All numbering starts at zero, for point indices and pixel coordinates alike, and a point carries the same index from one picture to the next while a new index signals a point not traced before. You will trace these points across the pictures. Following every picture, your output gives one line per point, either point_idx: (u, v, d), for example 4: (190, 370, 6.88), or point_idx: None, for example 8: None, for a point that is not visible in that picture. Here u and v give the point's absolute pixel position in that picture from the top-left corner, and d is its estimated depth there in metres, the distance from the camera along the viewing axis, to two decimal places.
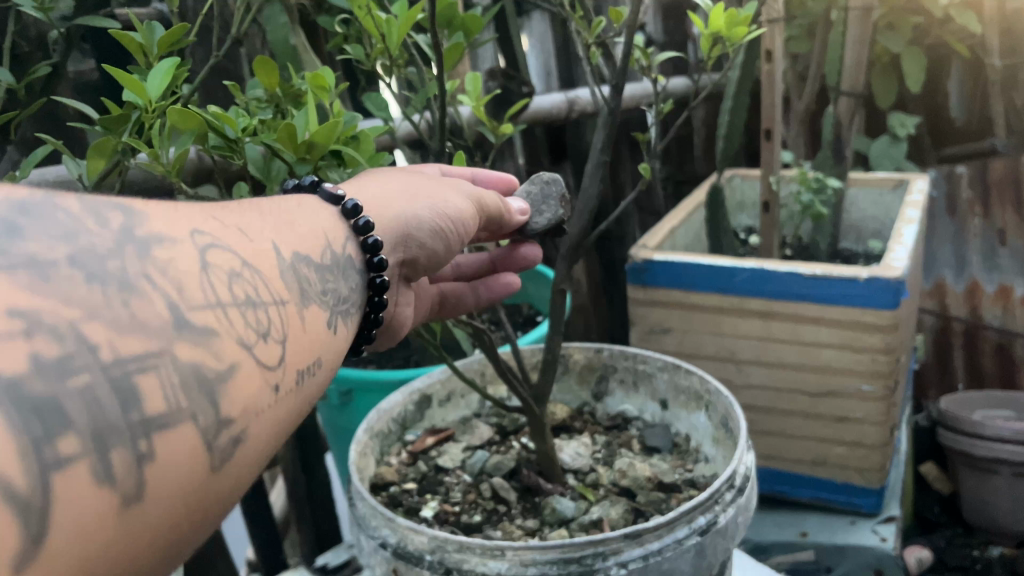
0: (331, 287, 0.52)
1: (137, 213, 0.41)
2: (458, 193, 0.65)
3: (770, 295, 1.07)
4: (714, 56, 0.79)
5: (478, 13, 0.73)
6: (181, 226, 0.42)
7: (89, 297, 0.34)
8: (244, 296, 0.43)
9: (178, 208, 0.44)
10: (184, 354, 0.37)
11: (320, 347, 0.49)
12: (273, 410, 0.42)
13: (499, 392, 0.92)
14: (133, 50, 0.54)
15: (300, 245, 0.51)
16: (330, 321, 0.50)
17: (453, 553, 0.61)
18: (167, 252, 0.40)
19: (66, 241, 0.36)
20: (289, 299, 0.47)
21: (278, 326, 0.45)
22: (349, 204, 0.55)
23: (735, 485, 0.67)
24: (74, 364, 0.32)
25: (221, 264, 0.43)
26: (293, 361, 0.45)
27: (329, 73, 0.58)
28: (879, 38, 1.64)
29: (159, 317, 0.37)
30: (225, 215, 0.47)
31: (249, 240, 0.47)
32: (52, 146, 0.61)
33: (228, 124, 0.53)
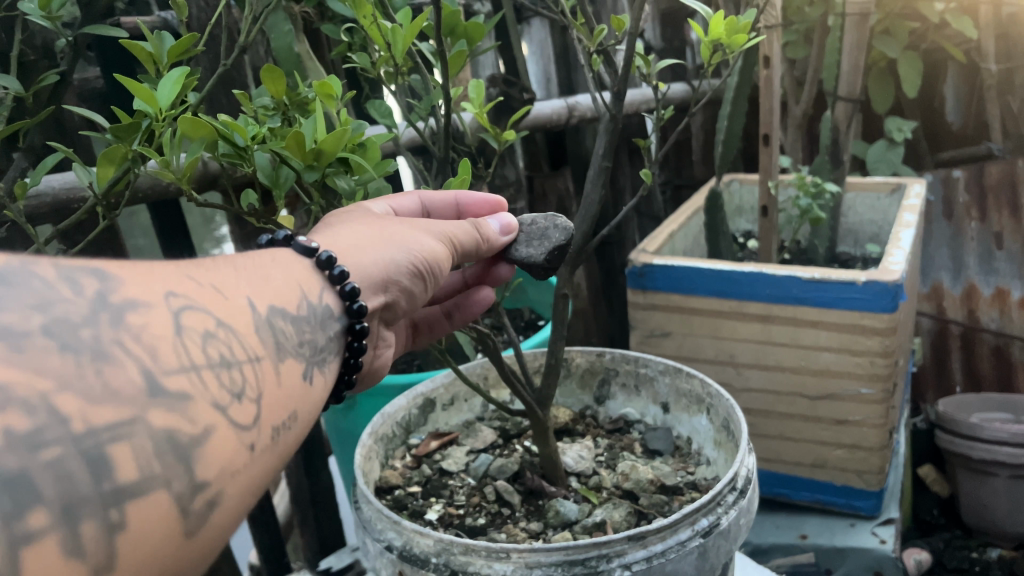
0: (308, 338, 0.51)
1: (110, 277, 0.40)
2: (430, 233, 0.63)
3: (768, 299, 1.08)
4: (714, 63, 0.80)
5: (480, 21, 0.74)
6: (155, 288, 0.41)
7: (62, 367, 0.34)
8: (219, 357, 0.42)
9: (153, 269, 0.43)
10: (158, 421, 0.36)
11: (296, 401, 0.48)
12: (248, 471, 0.41)
13: (501, 395, 0.93)
14: (143, 59, 0.55)
15: (276, 299, 0.50)
16: (306, 373, 0.49)
17: (458, 555, 0.61)
18: (142, 317, 0.39)
19: (41, 310, 0.35)
20: (264, 355, 0.46)
21: (253, 385, 0.43)
22: (325, 256, 0.54)
23: (737, 487, 0.67)
24: (46, 437, 0.31)
25: (196, 325, 0.41)
26: (269, 418, 0.44)
27: (336, 81, 0.58)
28: (875, 43, 1.65)
29: (132, 384, 0.36)
30: (199, 273, 0.46)
31: (224, 298, 0.46)
32: (61, 155, 0.62)
33: (236, 132, 0.53)
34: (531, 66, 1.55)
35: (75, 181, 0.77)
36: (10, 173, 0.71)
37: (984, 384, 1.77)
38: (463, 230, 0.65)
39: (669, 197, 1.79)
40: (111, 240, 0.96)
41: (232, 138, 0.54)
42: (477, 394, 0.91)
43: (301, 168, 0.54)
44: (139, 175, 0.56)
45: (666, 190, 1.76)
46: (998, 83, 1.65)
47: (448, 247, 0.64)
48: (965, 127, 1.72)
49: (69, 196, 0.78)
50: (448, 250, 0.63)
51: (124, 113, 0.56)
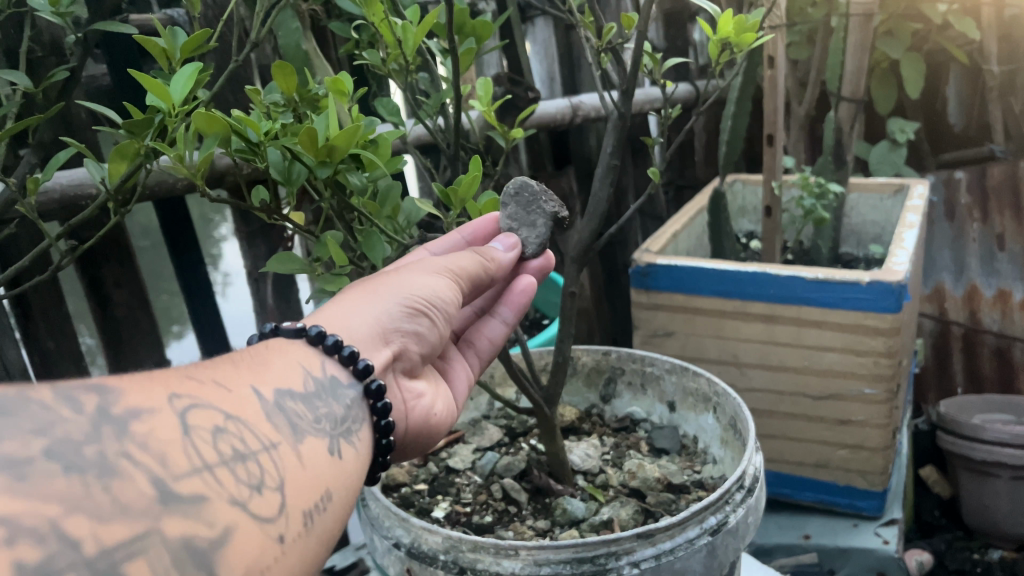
0: (322, 412, 0.50)
1: (111, 388, 0.39)
2: (425, 272, 0.63)
3: (772, 299, 1.08)
4: (722, 61, 0.79)
5: (488, 20, 0.74)
6: (158, 392, 0.41)
7: (69, 490, 0.32)
8: (233, 452, 0.41)
9: (152, 374, 0.42)
10: (174, 530, 0.35)
11: (325, 479, 0.47)
12: (279, 564, 0.40)
13: (508, 393, 0.93)
14: (155, 55, 0.55)
15: (281, 381, 0.50)
16: (330, 447, 0.49)
17: (467, 553, 0.61)
18: (146, 424, 0.38)
19: (41, 433, 0.34)
20: (281, 441, 0.45)
21: (273, 473, 0.42)
22: (314, 331, 0.55)
23: (745, 486, 0.67)
24: (57, 566, 0.30)
25: (204, 423, 0.41)
26: (295, 503, 0.43)
27: (349, 78, 0.58)
28: (878, 43, 1.66)
29: (143, 495, 0.35)
30: (201, 371, 0.46)
31: (229, 391, 0.45)
32: (72, 150, 0.62)
33: (249, 127, 0.53)
34: (533, 65, 1.51)
35: (83, 176, 0.78)
36: (19, 169, 0.71)
37: (985, 385, 1.77)
38: (467, 260, 0.65)
39: (670, 198, 1.77)
40: (117, 238, 0.96)
41: (246, 133, 0.54)
42: (483, 392, 0.91)
43: (314, 164, 0.54)
44: (151, 170, 0.56)
45: (669, 191, 1.73)
46: (1001, 84, 1.65)
47: (451, 280, 0.63)
48: (967, 128, 1.72)
49: (76, 193, 0.78)
50: (450, 281, 0.63)
51: (137, 109, 0.55)
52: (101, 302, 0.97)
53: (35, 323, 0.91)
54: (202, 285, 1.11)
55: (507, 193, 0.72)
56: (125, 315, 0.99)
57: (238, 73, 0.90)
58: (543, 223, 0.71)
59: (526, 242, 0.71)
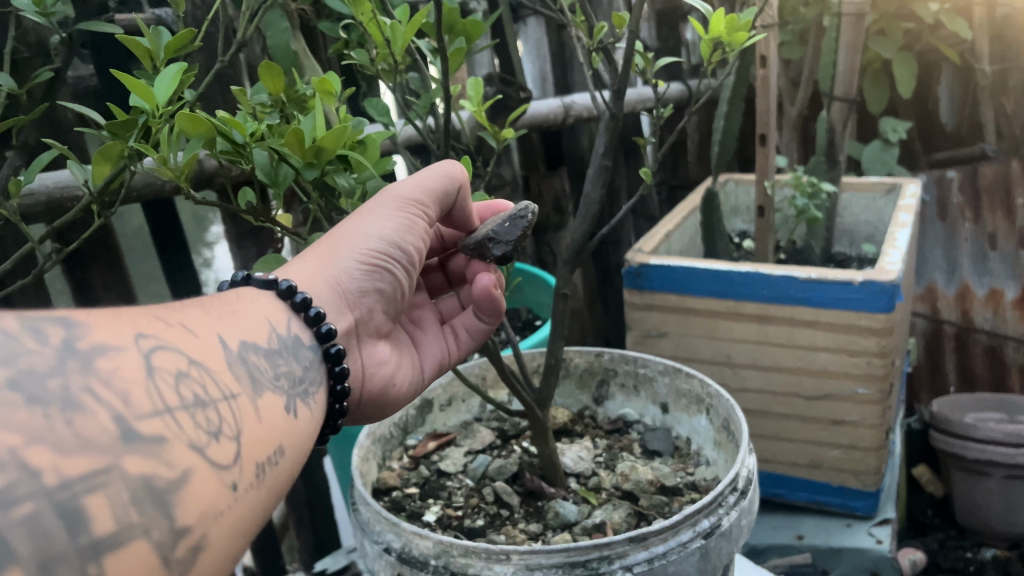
0: (283, 370, 0.50)
1: (77, 324, 0.38)
2: (381, 211, 0.60)
3: (765, 299, 1.07)
4: (714, 61, 0.79)
5: (479, 19, 0.73)
6: (124, 331, 0.40)
7: (30, 420, 0.32)
8: (194, 397, 0.40)
9: (119, 313, 0.42)
10: (134, 467, 0.35)
11: (280, 433, 0.46)
12: (233, 511, 0.40)
13: (499, 396, 0.92)
14: (140, 55, 0.54)
15: (245, 334, 0.49)
16: (287, 405, 0.48)
17: (458, 558, 0.61)
18: (111, 362, 0.37)
19: (7, 363, 0.33)
20: (241, 392, 0.45)
21: (231, 422, 0.42)
22: (285, 285, 0.55)
23: (738, 488, 0.67)
24: (18, 493, 0.30)
25: (167, 366, 0.40)
26: (251, 454, 0.43)
27: (336, 79, 0.58)
28: (870, 44, 1.65)
29: (105, 431, 0.34)
30: (167, 314, 0.46)
31: (195, 336, 0.45)
32: (57, 151, 0.61)
33: (235, 129, 0.53)
34: (525, 65, 1.49)
35: (69, 179, 0.77)
36: (3, 171, 0.71)
37: (977, 383, 1.78)
38: (422, 186, 0.62)
39: (663, 197, 1.79)
40: (104, 238, 0.96)
41: (231, 135, 0.53)
42: (475, 394, 0.91)
43: (300, 166, 0.54)
44: (136, 171, 0.56)
45: (662, 191, 1.75)
46: (992, 84, 1.65)
47: (409, 216, 0.61)
48: (959, 128, 1.72)
49: (63, 195, 0.78)
50: (410, 217, 0.61)
51: (121, 110, 0.55)
52: (89, 303, 0.97)
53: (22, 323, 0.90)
54: (192, 287, 1.10)
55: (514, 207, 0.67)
56: None
57: (226, 73, 0.89)
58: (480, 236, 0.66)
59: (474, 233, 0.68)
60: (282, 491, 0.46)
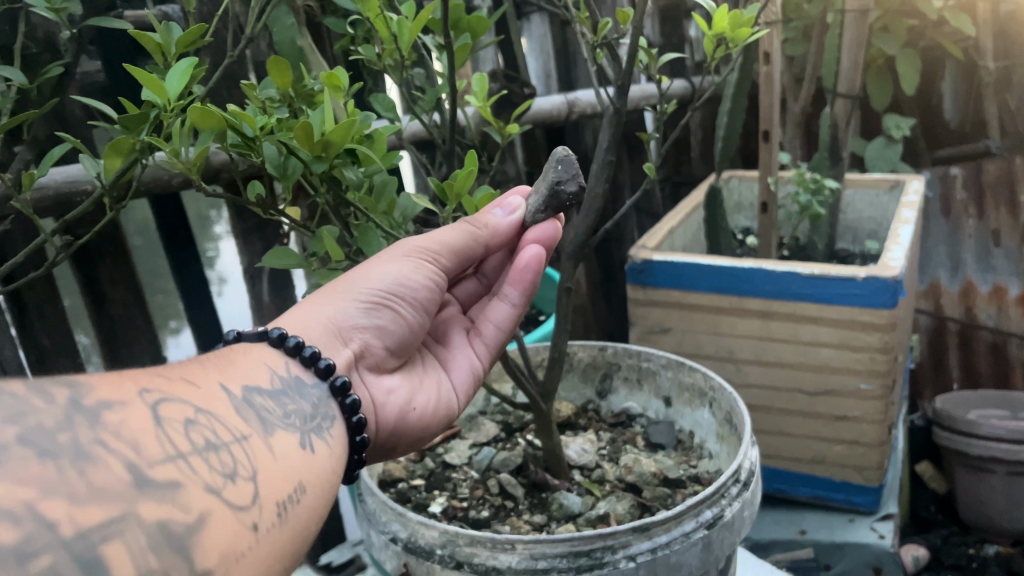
0: (291, 408, 0.51)
1: (81, 384, 0.39)
2: (389, 258, 0.63)
3: (768, 295, 1.08)
4: (718, 57, 0.79)
5: (484, 14, 0.73)
6: (127, 388, 0.41)
7: (43, 473, 0.33)
8: (205, 442, 0.41)
9: (122, 372, 0.43)
10: (149, 513, 0.35)
11: (299, 471, 0.47)
12: (256, 552, 0.40)
13: (504, 389, 0.93)
14: (151, 51, 0.55)
15: (246, 379, 0.50)
16: (301, 441, 0.49)
17: (464, 547, 0.62)
18: (118, 415, 0.39)
19: (15, 421, 0.34)
20: (251, 432, 0.45)
21: (246, 463, 0.43)
22: (274, 333, 0.56)
23: (741, 480, 0.68)
24: (35, 546, 0.30)
25: (174, 415, 0.41)
26: (269, 493, 0.43)
27: (344, 74, 0.58)
28: (874, 40, 1.65)
29: (118, 480, 0.35)
30: (168, 370, 0.47)
31: (197, 387, 0.46)
32: (68, 145, 0.62)
33: (245, 123, 0.53)
34: (529, 62, 1.49)
35: (79, 173, 0.78)
36: (14, 165, 0.71)
37: (980, 380, 1.78)
38: (427, 238, 0.64)
39: (666, 193, 1.79)
40: (112, 235, 0.96)
41: (241, 128, 0.54)
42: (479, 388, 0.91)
43: (309, 159, 0.54)
44: (147, 165, 0.56)
45: (665, 186, 1.76)
46: (996, 80, 1.65)
47: (414, 264, 0.63)
48: (962, 124, 1.72)
49: (72, 189, 0.78)
50: (417, 264, 0.63)
51: (133, 104, 0.55)
52: (97, 300, 0.97)
53: (31, 321, 0.91)
54: (198, 282, 1.11)
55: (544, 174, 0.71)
56: (121, 312, 1.00)
57: (233, 70, 0.90)
58: (543, 192, 0.67)
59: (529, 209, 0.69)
60: (309, 531, 0.45)
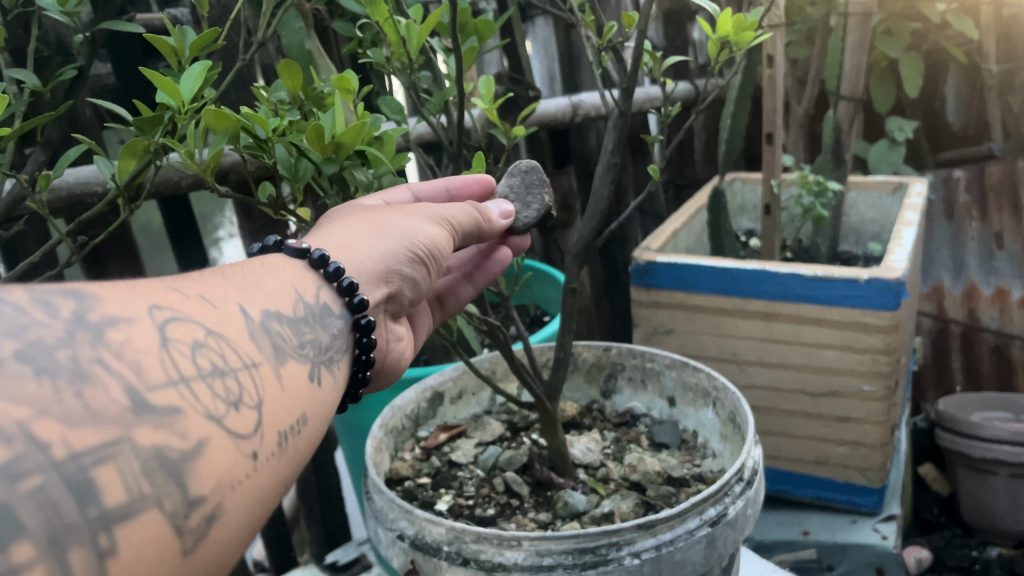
0: (307, 338, 0.51)
1: (88, 297, 0.40)
2: (425, 217, 0.63)
3: (771, 296, 1.09)
4: (722, 60, 0.80)
5: (490, 19, 0.74)
6: (137, 304, 0.42)
7: (39, 392, 0.33)
8: (211, 366, 0.42)
9: (134, 286, 0.43)
10: (146, 438, 0.36)
11: (302, 403, 0.48)
12: (253, 481, 0.41)
13: (509, 389, 0.94)
14: (165, 53, 0.56)
15: (267, 303, 0.50)
16: (310, 373, 0.50)
17: (470, 544, 0.62)
18: (123, 333, 0.39)
19: (14, 336, 0.35)
20: (262, 360, 0.46)
21: (251, 391, 0.44)
22: (316, 255, 0.55)
23: (744, 478, 0.68)
24: (25, 466, 0.31)
25: (182, 337, 0.42)
26: (271, 423, 0.44)
27: (355, 78, 0.60)
28: (876, 44, 1.66)
29: (116, 403, 0.36)
30: (186, 285, 0.47)
31: (213, 307, 0.46)
32: (83, 146, 0.63)
33: (258, 124, 0.55)
34: (534, 64, 1.50)
35: (91, 175, 0.79)
36: (28, 166, 0.73)
37: (984, 382, 1.79)
38: (461, 211, 0.65)
39: (671, 196, 1.80)
40: (121, 234, 0.97)
41: (254, 130, 0.55)
42: (486, 387, 0.92)
43: (320, 161, 0.56)
44: (160, 165, 0.57)
45: (668, 189, 1.77)
46: (999, 83, 1.66)
47: (447, 230, 0.64)
48: (965, 127, 1.73)
49: (83, 190, 0.79)
50: (445, 234, 0.64)
51: (147, 106, 0.56)
52: None
53: None
54: None
55: (518, 168, 0.74)
56: None
57: (242, 73, 0.91)
58: (537, 208, 0.72)
59: (517, 216, 0.73)
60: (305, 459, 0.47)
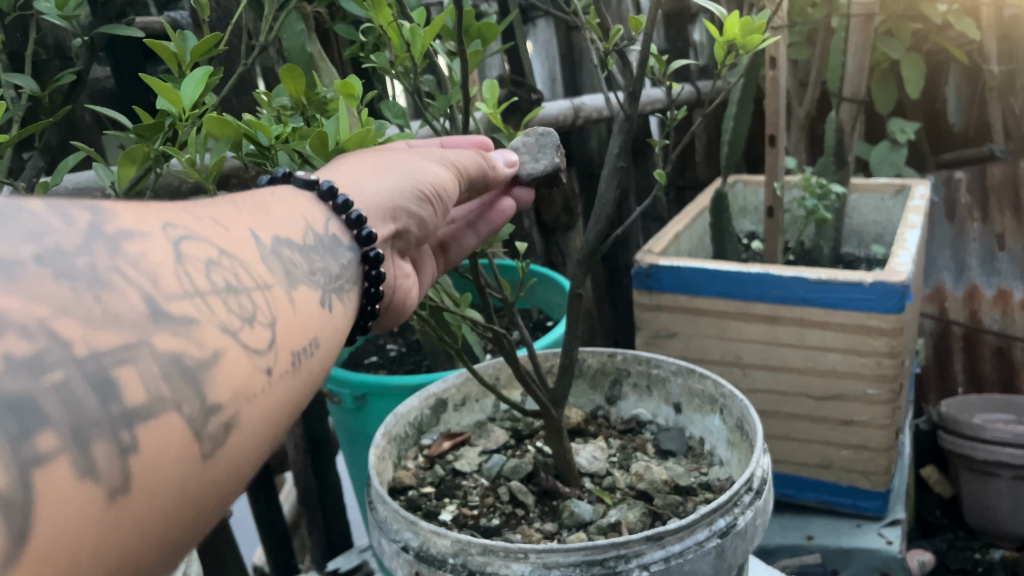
0: (320, 266, 0.50)
1: (104, 210, 0.39)
2: (431, 158, 0.61)
3: (774, 300, 1.08)
4: (729, 64, 0.79)
5: (493, 21, 0.73)
6: (151, 220, 0.41)
7: (57, 293, 0.33)
8: (226, 284, 0.41)
9: (148, 204, 0.43)
10: (163, 344, 0.36)
11: (316, 327, 0.47)
12: (269, 395, 0.41)
13: (513, 395, 0.93)
14: (166, 58, 0.55)
15: (279, 230, 0.49)
16: (323, 299, 0.48)
17: (476, 556, 0.61)
18: (139, 246, 0.38)
19: (32, 240, 0.34)
20: (275, 282, 0.45)
21: (265, 310, 0.43)
22: (326, 186, 0.53)
23: (753, 488, 0.67)
24: (48, 360, 0.31)
25: (197, 254, 0.41)
26: (286, 343, 0.44)
27: (359, 84, 0.59)
28: (877, 45, 1.65)
29: (133, 309, 0.35)
30: (199, 209, 0.46)
31: (225, 229, 0.45)
32: (82, 152, 0.62)
33: (261, 131, 0.54)
34: (535, 66, 1.49)
35: (88, 180, 0.78)
36: (27, 171, 0.72)
37: (986, 385, 1.78)
38: (467, 157, 0.64)
39: (672, 198, 1.79)
40: None
41: (257, 137, 0.54)
42: (489, 394, 0.91)
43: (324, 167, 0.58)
44: (162, 172, 0.57)
45: (671, 192, 1.76)
46: (1001, 85, 1.65)
47: (453, 173, 0.62)
48: (967, 128, 1.72)
49: (82, 195, 0.78)
50: (451, 175, 0.62)
51: (147, 112, 0.56)
52: None
53: None
54: None
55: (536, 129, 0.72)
56: None
57: (241, 77, 0.90)
58: (546, 164, 0.70)
59: (523, 167, 0.71)
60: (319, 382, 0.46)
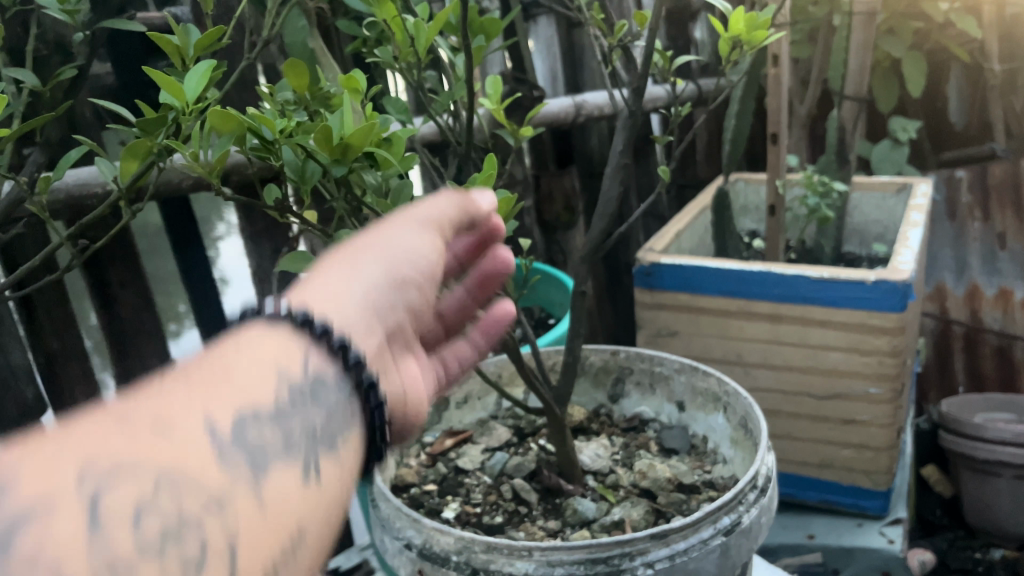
0: (316, 419, 0.42)
1: (28, 464, 0.31)
2: (404, 234, 0.54)
3: (776, 299, 1.07)
4: (734, 59, 0.78)
5: (497, 17, 0.73)
6: (92, 453, 0.32)
7: None
8: (205, 498, 0.34)
9: (91, 423, 0.34)
10: None
11: (333, 487, 0.40)
12: None
13: (516, 393, 0.93)
14: (169, 52, 0.54)
15: (257, 394, 0.41)
16: (332, 453, 0.41)
17: (479, 553, 0.61)
18: (84, 499, 0.31)
19: None
20: (266, 461, 0.38)
21: (258, 505, 0.35)
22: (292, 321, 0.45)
23: (758, 485, 0.67)
24: None
25: (163, 475, 0.33)
26: (298, 524, 0.36)
27: (363, 77, 0.58)
28: (880, 43, 1.64)
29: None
30: (153, 399, 0.37)
31: (190, 415, 0.37)
32: (84, 147, 0.62)
33: (265, 125, 0.53)
34: (536, 64, 1.49)
35: (90, 177, 0.78)
36: (28, 167, 0.71)
37: (986, 384, 1.78)
38: (442, 209, 0.57)
39: (673, 197, 1.79)
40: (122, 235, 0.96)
41: (261, 131, 0.53)
42: (492, 391, 0.91)
43: (328, 163, 0.55)
44: (166, 166, 0.56)
45: (672, 190, 1.76)
46: (1002, 84, 1.65)
47: (432, 237, 0.56)
48: (968, 127, 1.71)
49: (82, 191, 0.78)
50: (432, 240, 0.55)
51: (150, 107, 0.55)
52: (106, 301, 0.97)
53: (39, 322, 0.92)
54: (206, 283, 1.10)
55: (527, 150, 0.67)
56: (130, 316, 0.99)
57: (242, 73, 0.90)
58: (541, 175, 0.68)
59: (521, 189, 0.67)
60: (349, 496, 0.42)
